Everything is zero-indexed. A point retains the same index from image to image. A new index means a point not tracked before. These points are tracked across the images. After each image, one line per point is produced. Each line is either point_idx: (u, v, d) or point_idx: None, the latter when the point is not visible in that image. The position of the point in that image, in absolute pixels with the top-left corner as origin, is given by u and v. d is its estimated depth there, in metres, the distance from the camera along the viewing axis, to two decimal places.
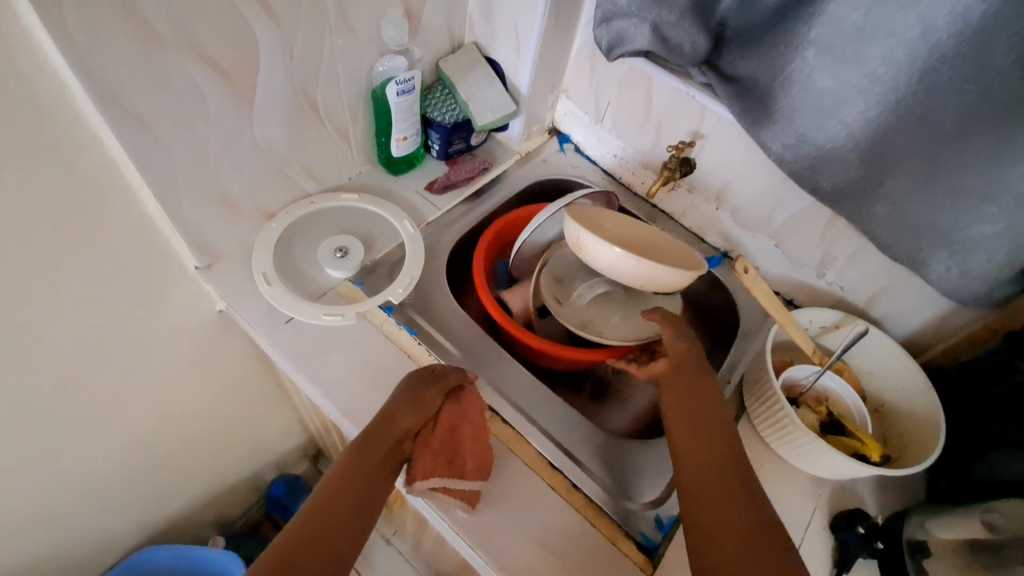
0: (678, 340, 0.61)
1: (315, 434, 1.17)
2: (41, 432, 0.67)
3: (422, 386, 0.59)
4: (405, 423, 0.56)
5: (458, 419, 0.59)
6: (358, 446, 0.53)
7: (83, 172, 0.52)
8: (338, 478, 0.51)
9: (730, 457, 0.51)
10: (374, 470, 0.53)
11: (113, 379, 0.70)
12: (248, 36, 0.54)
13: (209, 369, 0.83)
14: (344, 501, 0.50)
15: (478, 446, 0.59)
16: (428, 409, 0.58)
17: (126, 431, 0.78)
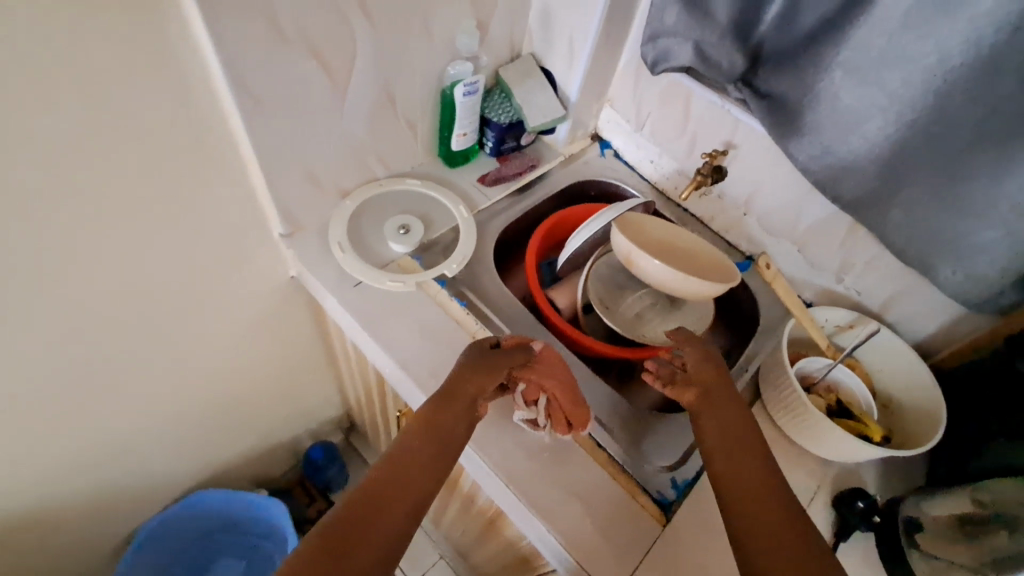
0: (704, 369, 0.65)
1: (353, 406, 1.27)
2: (136, 369, 0.77)
3: (491, 350, 0.64)
4: (473, 386, 0.61)
5: (535, 372, 0.65)
6: (433, 406, 0.59)
7: (208, 143, 0.61)
8: (410, 437, 0.58)
9: (765, 486, 0.55)
10: (446, 428, 0.59)
11: (199, 327, 0.80)
12: (349, 38, 0.64)
13: (273, 332, 0.93)
14: (424, 449, 0.57)
15: (561, 390, 0.64)
16: (501, 369, 0.63)
17: (202, 379, 0.89)
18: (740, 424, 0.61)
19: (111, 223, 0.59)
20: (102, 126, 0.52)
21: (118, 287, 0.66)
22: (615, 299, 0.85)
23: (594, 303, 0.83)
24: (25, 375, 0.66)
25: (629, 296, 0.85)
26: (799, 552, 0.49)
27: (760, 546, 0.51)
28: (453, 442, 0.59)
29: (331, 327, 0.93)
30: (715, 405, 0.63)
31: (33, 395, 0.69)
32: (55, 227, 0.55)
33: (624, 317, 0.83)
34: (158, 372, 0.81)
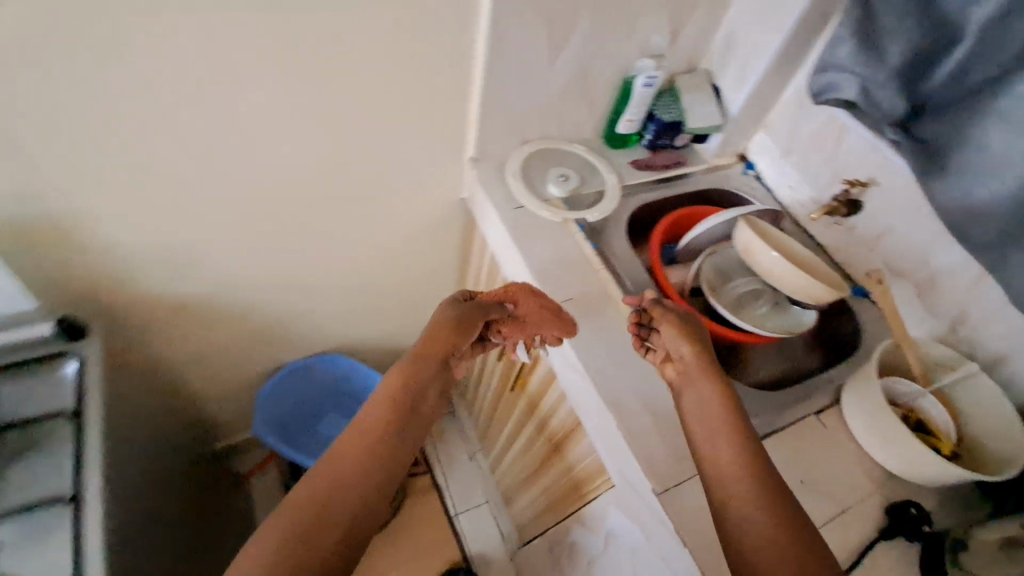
0: (682, 341, 0.69)
1: (457, 340, 1.46)
2: (336, 244, 0.98)
3: (461, 313, 0.77)
4: (443, 346, 0.73)
5: (520, 310, 0.78)
6: (410, 366, 0.70)
7: (456, 76, 0.81)
8: (381, 409, 0.65)
9: (736, 455, 0.59)
10: (419, 395, 0.69)
11: (388, 225, 1.00)
12: (577, 19, 0.81)
13: (431, 251, 1.12)
14: (408, 394, 0.68)
15: (545, 313, 0.76)
16: (475, 320, 0.77)
17: (373, 272, 1.10)
18: (710, 393, 0.64)
19: (377, 117, 0.81)
20: (404, 43, 0.73)
21: (360, 173, 0.88)
22: (722, 285, 0.94)
23: (704, 284, 0.92)
24: (282, 222, 0.89)
25: (742, 279, 0.94)
26: (767, 505, 0.54)
27: (733, 499, 0.56)
28: (423, 407, 0.68)
29: (475, 254, 1.11)
30: (691, 379, 0.67)
31: (276, 241, 0.91)
32: (350, 107, 0.77)
33: (728, 299, 0.92)
34: (349, 253, 1.02)
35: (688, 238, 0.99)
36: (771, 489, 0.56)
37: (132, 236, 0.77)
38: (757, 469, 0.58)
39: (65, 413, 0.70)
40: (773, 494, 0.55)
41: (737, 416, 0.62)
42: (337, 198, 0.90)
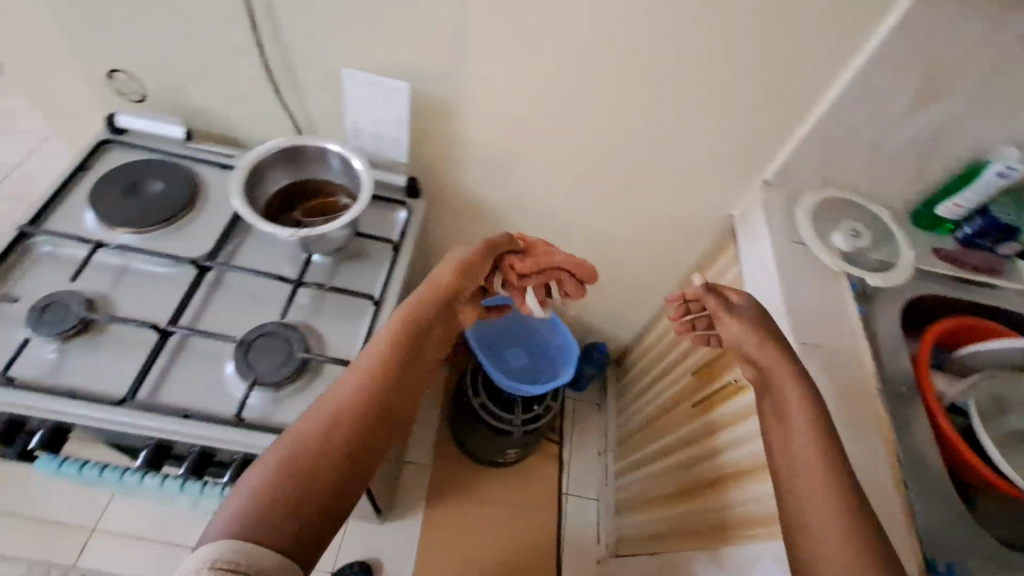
0: (745, 327, 0.73)
1: (639, 342, 1.50)
2: (605, 211, 1.09)
3: (470, 259, 0.76)
4: (455, 279, 0.74)
5: (525, 262, 0.83)
6: (421, 305, 0.70)
7: (802, 98, 0.84)
8: (376, 355, 0.63)
9: (810, 452, 0.61)
10: (421, 336, 0.68)
11: (654, 210, 1.08)
12: (959, 84, 0.78)
13: (673, 249, 1.17)
14: (395, 366, 0.63)
15: (557, 254, 0.86)
16: (491, 252, 0.79)
17: (615, 246, 1.18)
18: (792, 391, 0.66)
19: (709, 112, 0.87)
20: (778, 55, 0.78)
21: (663, 156, 0.96)
22: (994, 418, 0.85)
23: (972, 408, 0.85)
24: (578, 175, 1.01)
25: (1017, 422, 0.85)
26: (838, 505, 0.57)
27: (803, 487, 0.59)
28: (422, 356, 0.68)
29: (712, 268, 1.13)
30: (767, 373, 0.69)
31: (563, 188, 1.04)
32: (711, 91, 0.84)
33: (996, 433, 0.84)
34: (607, 221, 1.12)
35: (971, 348, 0.89)
36: (844, 483, 0.59)
37: (479, 144, 0.95)
38: (826, 465, 0.60)
39: (390, 242, 0.89)
40: (842, 487, 0.58)
41: (817, 411, 0.64)
42: (631, 170, 0.99)
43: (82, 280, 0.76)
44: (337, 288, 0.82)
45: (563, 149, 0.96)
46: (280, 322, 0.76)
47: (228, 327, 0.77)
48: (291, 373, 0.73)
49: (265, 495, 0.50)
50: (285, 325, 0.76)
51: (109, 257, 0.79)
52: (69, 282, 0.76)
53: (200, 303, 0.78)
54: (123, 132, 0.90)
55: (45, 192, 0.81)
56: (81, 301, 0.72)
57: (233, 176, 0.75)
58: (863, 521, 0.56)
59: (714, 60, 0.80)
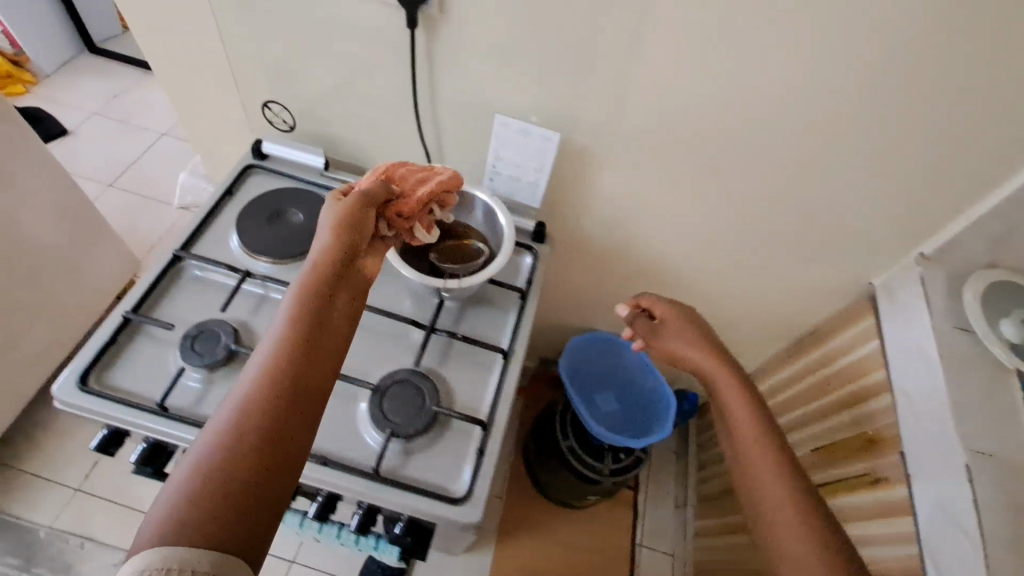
0: (699, 342, 0.76)
1: None
2: (728, 267, 1.03)
3: (348, 214, 0.63)
4: (343, 242, 0.61)
5: (412, 197, 0.70)
6: (309, 287, 0.57)
7: (990, 176, 0.76)
8: (280, 339, 0.54)
9: (770, 471, 0.63)
10: (323, 314, 0.57)
11: (783, 271, 1.01)
12: None
13: (794, 310, 1.09)
14: (303, 351, 0.54)
15: (423, 187, 0.72)
16: (371, 210, 0.65)
17: (730, 302, 1.12)
18: (746, 419, 0.68)
19: (874, 182, 0.80)
20: (975, 131, 0.70)
21: (809, 220, 0.89)
22: None
23: None
24: (707, 230, 0.96)
25: None
26: (808, 522, 0.58)
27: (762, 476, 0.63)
28: (332, 322, 0.58)
29: (840, 336, 1.05)
30: (703, 375, 0.74)
31: (688, 242, 0.99)
32: (888, 160, 0.76)
33: None
34: (727, 277, 1.05)
35: None
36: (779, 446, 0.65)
37: (610, 193, 0.92)
38: (785, 481, 0.61)
39: (518, 290, 0.86)
40: (802, 500, 0.60)
41: (767, 416, 0.68)
42: (768, 231, 0.93)
43: (232, 309, 0.77)
44: (467, 337, 0.80)
45: (699, 205, 0.91)
46: (413, 371, 0.75)
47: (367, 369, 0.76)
48: (424, 426, 0.71)
49: (171, 528, 0.43)
50: (418, 374, 0.75)
51: (251, 287, 0.79)
52: (217, 309, 0.77)
53: None
54: (268, 157, 0.92)
55: (197, 215, 0.84)
56: (228, 331, 0.73)
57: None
58: (829, 537, 0.57)
59: (903, 129, 0.72)
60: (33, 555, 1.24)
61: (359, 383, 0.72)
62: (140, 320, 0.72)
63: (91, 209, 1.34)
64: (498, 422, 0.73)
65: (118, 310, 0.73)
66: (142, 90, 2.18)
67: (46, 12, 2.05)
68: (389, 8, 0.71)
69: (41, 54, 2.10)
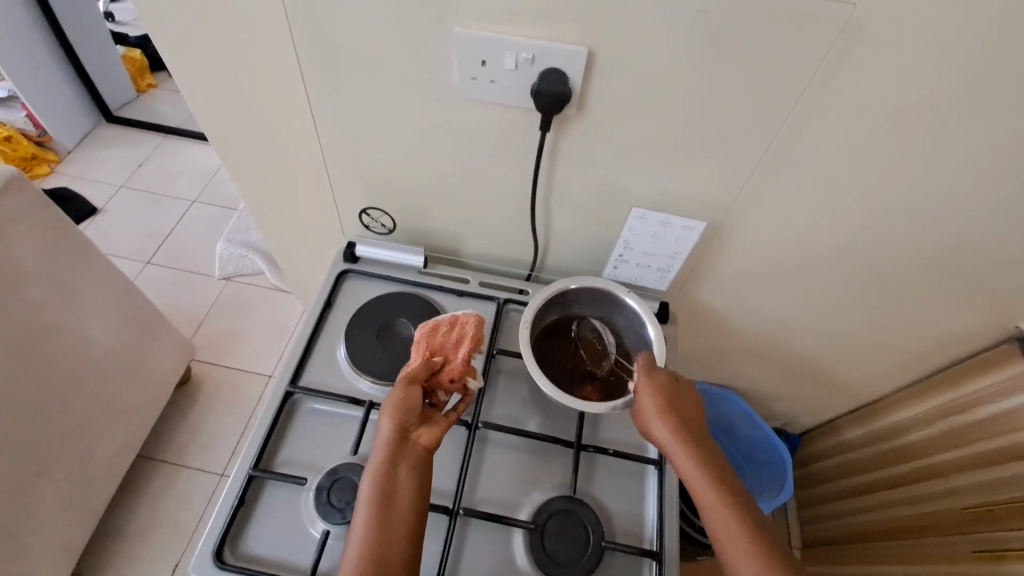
0: (685, 402, 0.65)
1: (823, 432, 1.29)
2: (850, 327, 0.95)
3: (402, 386, 0.63)
4: (396, 420, 0.60)
5: (455, 361, 0.67)
6: (374, 472, 0.57)
7: None
8: (363, 528, 0.54)
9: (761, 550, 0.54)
10: (391, 490, 0.56)
11: (914, 328, 0.92)
12: None
13: (919, 361, 1.01)
14: (385, 543, 0.54)
15: (461, 347, 0.68)
16: (416, 384, 0.63)
17: (847, 356, 1.03)
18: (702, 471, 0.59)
19: None
20: None
21: (956, 283, 0.80)
22: None
23: None
24: (833, 296, 0.87)
25: None
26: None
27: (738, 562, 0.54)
28: (401, 496, 0.57)
29: (980, 381, 0.93)
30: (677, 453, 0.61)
31: (809, 306, 0.91)
32: None
33: None
34: (848, 335, 0.97)
35: None
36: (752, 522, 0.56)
37: (729, 268, 0.84)
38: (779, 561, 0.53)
39: None
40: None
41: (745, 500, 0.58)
42: (907, 295, 0.84)
43: (361, 449, 0.69)
44: (616, 451, 0.72)
45: (830, 275, 0.83)
46: (568, 498, 0.68)
47: (509, 501, 0.69)
48: (594, 564, 0.64)
49: None
50: (575, 501, 0.67)
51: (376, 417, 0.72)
52: (342, 448, 0.69)
53: (473, 467, 0.71)
54: (359, 259, 0.85)
55: (301, 337, 0.77)
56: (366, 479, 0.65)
57: (533, 304, 0.72)
58: None
59: None
60: None
61: (516, 523, 0.65)
62: (267, 476, 0.65)
63: (148, 308, 1.28)
64: (669, 549, 0.66)
65: (242, 467, 0.66)
66: (167, 156, 2.12)
67: (60, 86, 1.98)
68: (518, 115, 0.64)
69: (63, 130, 2.04)
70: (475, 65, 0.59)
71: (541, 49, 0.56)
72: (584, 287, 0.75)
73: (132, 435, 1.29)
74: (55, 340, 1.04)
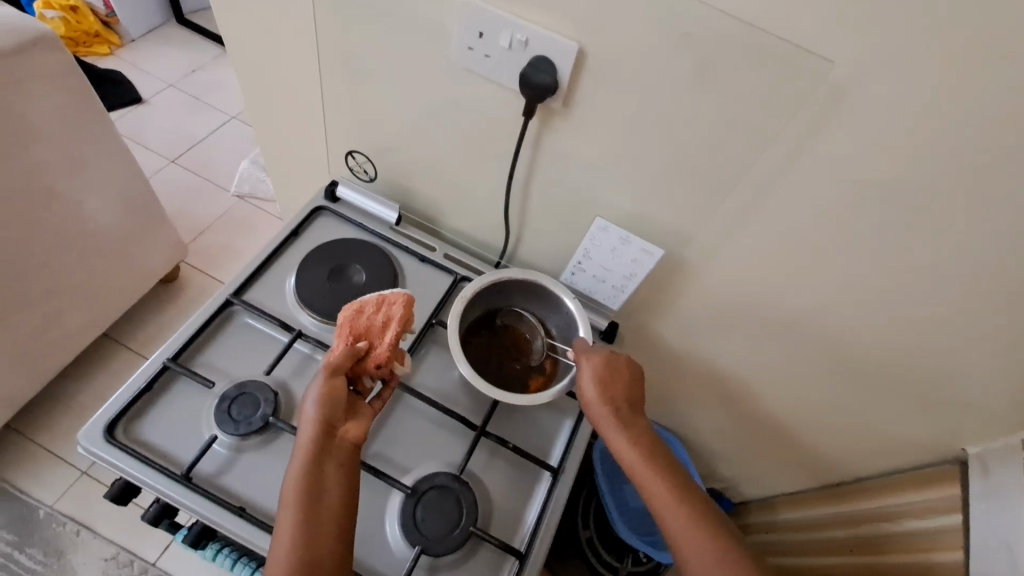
0: (620, 373, 0.67)
1: (759, 506, 1.26)
2: (796, 401, 0.93)
3: (325, 380, 0.60)
4: (321, 414, 0.58)
5: (380, 346, 0.65)
6: (297, 470, 0.55)
7: None
8: (291, 529, 0.52)
9: (688, 500, 0.57)
10: (318, 486, 0.55)
11: (860, 421, 0.90)
12: None
13: (860, 457, 0.98)
14: (315, 538, 0.52)
15: (388, 330, 0.66)
16: (340, 373, 0.62)
17: (790, 432, 1.01)
18: (634, 435, 0.62)
19: (998, 367, 0.70)
20: None
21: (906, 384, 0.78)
22: None
23: None
24: (784, 365, 0.86)
25: None
26: (728, 546, 0.55)
27: (676, 536, 0.56)
28: (330, 491, 0.55)
29: (914, 494, 0.90)
30: (614, 419, 0.62)
31: (760, 369, 0.90)
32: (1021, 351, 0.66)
33: None
34: (794, 410, 0.95)
35: None
36: (676, 478, 0.59)
37: (686, 306, 0.83)
38: (703, 504, 0.58)
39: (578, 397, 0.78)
40: (718, 524, 0.56)
41: (667, 457, 0.61)
42: (854, 382, 0.83)
43: (276, 372, 0.70)
44: (517, 447, 0.72)
45: (783, 341, 0.82)
46: (454, 476, 0.68)
47: (399, 463, 0.70)
48: (456, 546, 0.64)
49: None
50: (459, 481, 0.68)
51: (301, 349, 0.73)
52: (260, 367, 0.71)
53: (376, 422, 0.72)
54: (338, 200, 0.87)
55: (257, 256, 0.79)
56: (268, 399, 0.67)
57: (474, 284, 0.73)
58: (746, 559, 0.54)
59: None
60: (29, 534, 1.23)
61: (395, 484, 0.66)
62: (180, 371, 0.67)
63: (151, 196, 1.32)
64: (535, 554, 0.66)
65: (161, 356, 0.68)
66: (221, 69, 2.19)
67: None
68: (505, 95, 0.65)
69: (132, 19, 2.12)
70: (472, 35, 0.60)
71: (535, 34, 0.57)
72: (532, 283, 0.76)
73: (102, 312, 1.34)
74: (50, 201, 1.09)
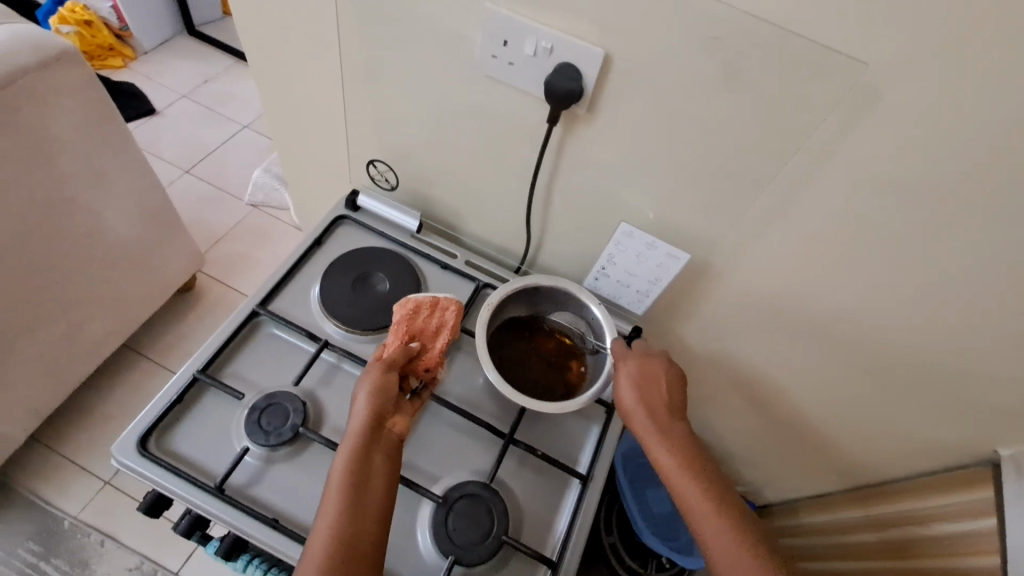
0: (657, 373, 0.66)
1: (783, 510, 1.25)
2: (823, 404, 0.92)
3: (380, 371, 0.62)
4: (374, 404, 0.60)
5: (433, 349, 0.68)
6: (349, 453, 0.56)
7: None
8: (338, 510, 0.52)
9: (720, 504, 0.57)
10: (365, 471, 0.55)
11: (887, 423, 0.89)
12: None
13: (888, 459, 0.97)
14: (359, 524, 0.52)
15: (440, 335, 0.69)
16: (394, 368, 0.64)
17: (815, 434, 1.00)
18: (667, 437, 0.61)
19: None
20: None
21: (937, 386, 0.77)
22: None
23: None
24: (810, 368, 0.85)
25: None
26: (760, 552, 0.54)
27: (707, 540, 0.56)
28: (375, 480, 0.55)
29: (946, 497, 0.88)
30: (648, 420, 0.63)
31: (785, 372, 0.89)
32: None
33: None
34: (820, 412, 0.94)
35: None
36: (710, 482, 0.59)
37: (711, 310, 0.83)
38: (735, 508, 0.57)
39: (604, 403, 0.77)
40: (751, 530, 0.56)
41: (701, 460, 0.61)
42: (882, 385, 0.81)
43: (305, 382, 0.71)
44: (545, 454, 0.71)
45: (809, 345, 0.81)
46: (483, 485, 0.68)
47: (428, 472, 0.70)
48: (487, 555, 0.64)
49: None
50: (489, 489, 0.68)
51: (328, 358, 0.74)
52: (289, 377, 0.71)
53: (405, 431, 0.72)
54: (359, 210, 0.87)
55: (282, 266, 0.79)
56: (298, 409, 0.67)
57: (500, 292, 0.73)
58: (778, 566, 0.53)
59: None
60: (54, 545, 1.24)
61: (426, 493, 0.66)
62: (211, 382, 0.68)
63: (169, 208, 1.33)
64: (567, 562, 0.66)
65: (191, 367, 0.68)
66: (233, 79, 2.21)
67: None
68: (529, 103, 0.65)
69: (146, 32, 2.15)
70: (497, 44, 0.60)
71: (560, 42, 0.57)
72: (557, 289, 0.76)
73: (123, 323, 1.35)
74: (73, 215, 1.10)
